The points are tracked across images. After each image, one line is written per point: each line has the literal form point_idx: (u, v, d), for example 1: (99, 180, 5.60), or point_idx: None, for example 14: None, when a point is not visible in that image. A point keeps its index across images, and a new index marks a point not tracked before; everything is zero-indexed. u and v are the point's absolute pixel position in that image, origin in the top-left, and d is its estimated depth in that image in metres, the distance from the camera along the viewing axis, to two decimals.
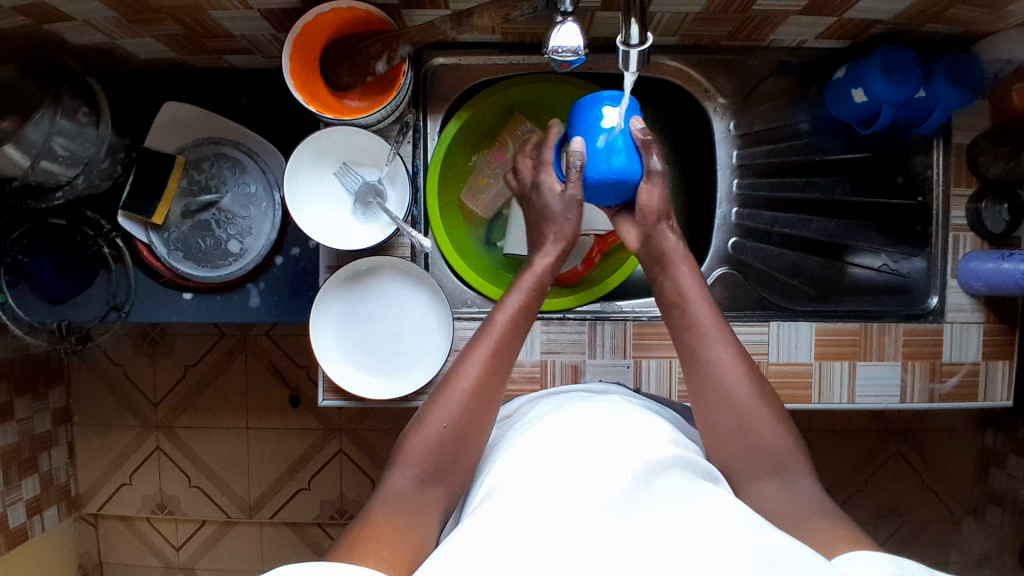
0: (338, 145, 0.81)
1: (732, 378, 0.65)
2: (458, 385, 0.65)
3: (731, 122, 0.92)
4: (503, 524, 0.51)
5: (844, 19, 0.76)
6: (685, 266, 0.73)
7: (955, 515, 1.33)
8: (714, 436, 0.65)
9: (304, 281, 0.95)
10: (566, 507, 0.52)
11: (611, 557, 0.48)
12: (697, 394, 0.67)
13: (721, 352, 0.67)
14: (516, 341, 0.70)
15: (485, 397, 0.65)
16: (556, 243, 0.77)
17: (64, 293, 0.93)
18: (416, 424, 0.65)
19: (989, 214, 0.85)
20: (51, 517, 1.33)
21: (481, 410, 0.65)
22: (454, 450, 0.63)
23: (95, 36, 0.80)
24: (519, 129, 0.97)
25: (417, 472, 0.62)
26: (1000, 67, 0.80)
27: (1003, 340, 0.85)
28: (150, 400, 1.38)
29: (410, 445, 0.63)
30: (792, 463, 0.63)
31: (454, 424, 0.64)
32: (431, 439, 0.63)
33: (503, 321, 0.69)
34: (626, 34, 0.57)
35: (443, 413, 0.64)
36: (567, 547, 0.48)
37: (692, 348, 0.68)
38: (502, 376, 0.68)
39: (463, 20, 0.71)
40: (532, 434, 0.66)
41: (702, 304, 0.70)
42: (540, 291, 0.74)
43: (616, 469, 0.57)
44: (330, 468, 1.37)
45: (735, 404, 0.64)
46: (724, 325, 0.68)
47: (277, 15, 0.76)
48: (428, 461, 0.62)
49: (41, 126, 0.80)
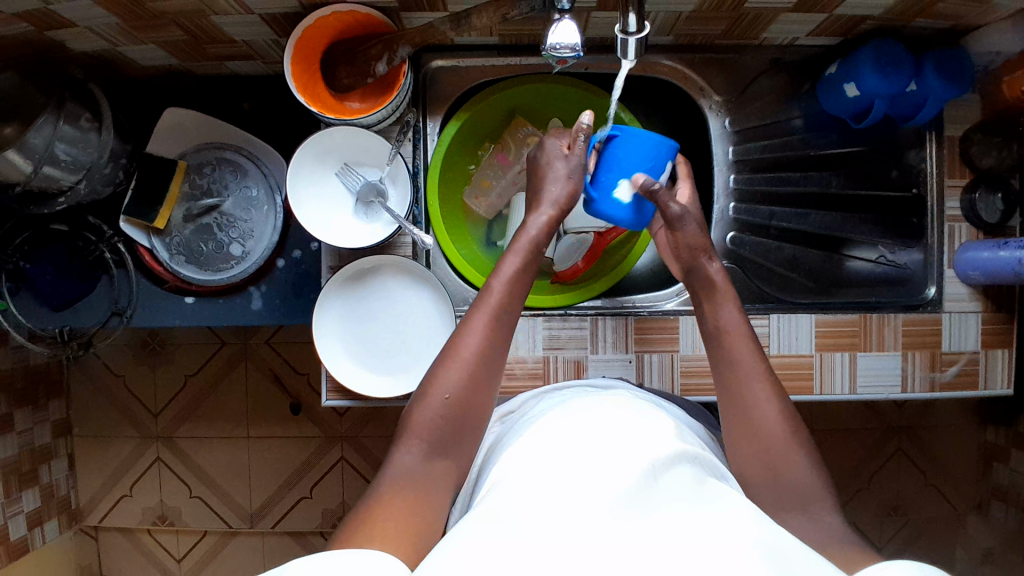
0: (339, 146, 0.82)
1: (764, 415, 0.65)
2: (459, 355, 0.65)
3: (727, 119, 0.93)
4: (505, 517, 0.52)
5: (834, 15, 0.77)
6: (734, 308, 0.72)
7: (959, 512, 1.32)
8: (749, 462, 0.65)
9: (306, 283, 0.96)
10: (583, 493, 0.53)
11: (629, 557, 0.48)
12: (733, 422, 0.67)
13: (756, 388, 0.67)
14: (513, 306, 0.70)
15: (485, 369, 0.66)
16: (548, 210, 0.76)
17: (66, 300, 0.94)
18: (418, 396, 0.65)
19: (984, 204, 0.86)
20: (51, 530, 1.32)
21: (483, 378, 0.65)
22: (460, 425, 0.64)
23: (98, 43, 0.81)
24: (520, 132, 0.98)
25: (433, 455, 0.63)
26: (993, 58, 0.82)
27: (1000, 329, 0.86)
28: (150, 411, 1.37)
29: (416, 419, 0.63)
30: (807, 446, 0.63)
31: (456, 394, 0.64)
32: (435, 412, 0.63)
33: (498, 287, 0.69)
34: (624, 23, 0.58)
35: (446, 384, 0.64)
36: (572, 529, 0.50)
37: (732, 379, 0.68)
38: (503, 347, 0.68)
39: (462, 20, 0.72)
40: (537, 428, 0.66)
41: (746, 347, 0.69)
42: (534, 257, 0.73)
43: (625, 465, 0.56)
44: (332, 475, 1.36)
45: (766, 436, 0.64)
46: (761, 362, 0.68)
47: (278, 20, 0.77)
48: (433, 435, 0.63)
49: (44, 132, 0.80)
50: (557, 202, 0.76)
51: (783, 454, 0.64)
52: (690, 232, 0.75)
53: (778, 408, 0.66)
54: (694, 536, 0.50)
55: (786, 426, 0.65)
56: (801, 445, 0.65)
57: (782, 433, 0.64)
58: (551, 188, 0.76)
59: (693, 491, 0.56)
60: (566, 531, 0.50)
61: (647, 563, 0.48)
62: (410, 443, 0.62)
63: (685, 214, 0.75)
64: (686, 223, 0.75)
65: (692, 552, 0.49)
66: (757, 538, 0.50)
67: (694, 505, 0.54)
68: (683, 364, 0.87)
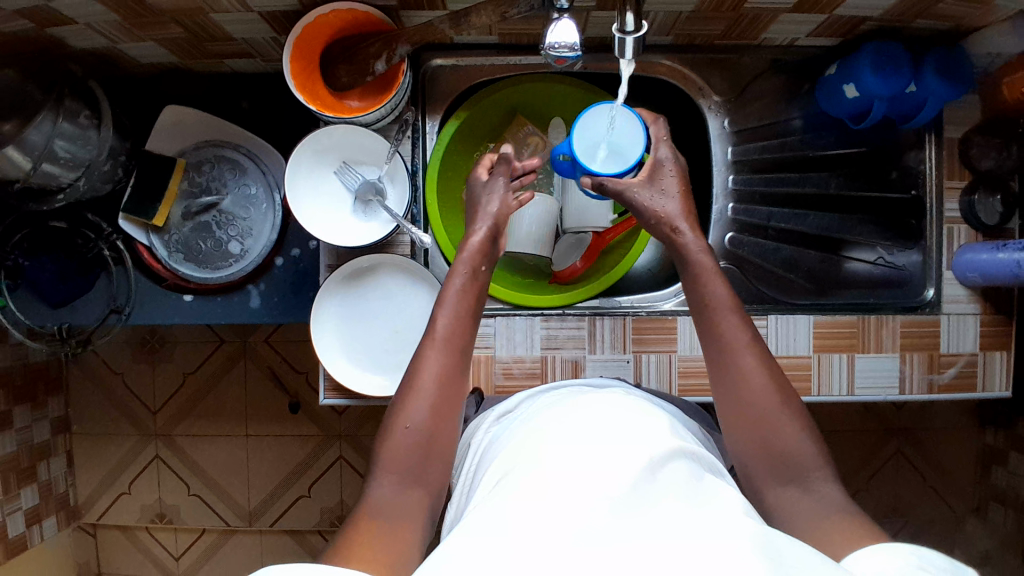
0: (338, 144, 0.82)
1: (754, 384, 0.65)
2: (416, 386, 0.66)
3: (726, 119, 0.93)
4: (491, 522, 0.52)
5: (834, 15, 0.77)
6: (717, 280, 0.70)
7: (957, 514, 1.32)
8: (753, 461, 0.64)
9: (304, 281, 0.96)
10: (559, 496, 0.53)
11: (623, 550, 0.48)
12: (724, 397, 0.66)
13: (749, 360, 0.66)
14: (463, 329, 0.71)
15: (444, 394, 0.66)
16: (484, 227, 0.78)
17: (66, 297, 0.94)
18: (384, 429, 0.65)
19: (983, 206, 0.86)
20: (50, 528, 1.32)
21: (443, 404, 0.66)
22: (428, 451, 0.64)
23: (97, 40, 0.82)
24: (522, 132, 0.99)
25: (405, 486, 0.62)
26: (991, 60, 0.81)
27: (999, 332, 0.86)
28: (148, 408, 1.38)
29: (386, 452, 0.63)
30: (808, 444, 0.63)
31: (419, 424, 0.64)
32: (403, 444, 0.63)
33: (444, 313, 0.70)
34: (621, 22, 0.58)
35: (406, 417, 0.64)
36: (548, 535, 0.49)
37: (720, 356, 0.67)
38: (459, 369, 0.69)
39: (461, 19, 0.72)
40: (520, 435, 0.66)
41: (733, 319, 0.68)
42: (480, 276, 0.75)
43: (602, 466, 0.56)
44: (330, 473, 1.36)
45: (756, 409, 0.64)
46: (748, 330, 0.67)
47: (277, 18, 0.77)
48: (402, 465, 0.63)
49: (43, 129, 0.81)
50: (488, 216, 0.79)
51: (774, 426, 0.63)
52: (646, 211, 0.76)
53: (767, 376, 0.65)
54: (690, 532, 0.50)
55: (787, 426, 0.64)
56: (793, 414, 0.64)
57: (772, 411, 0.64)
58: (483, 210, 0.80)
59: (690, 488, 0.56)
60: (543, 533, 0.50)
61: (641, 556, 0.48)
62: (382, 475, 0.62)
63: (633, 196, 0.76)
64: (638, 202, 0.76)
65: (685, 544, 0.49)
66: (751, 532, 0.50)
67: (689, 502, 0.54)
68: (681, 365, 0.87)
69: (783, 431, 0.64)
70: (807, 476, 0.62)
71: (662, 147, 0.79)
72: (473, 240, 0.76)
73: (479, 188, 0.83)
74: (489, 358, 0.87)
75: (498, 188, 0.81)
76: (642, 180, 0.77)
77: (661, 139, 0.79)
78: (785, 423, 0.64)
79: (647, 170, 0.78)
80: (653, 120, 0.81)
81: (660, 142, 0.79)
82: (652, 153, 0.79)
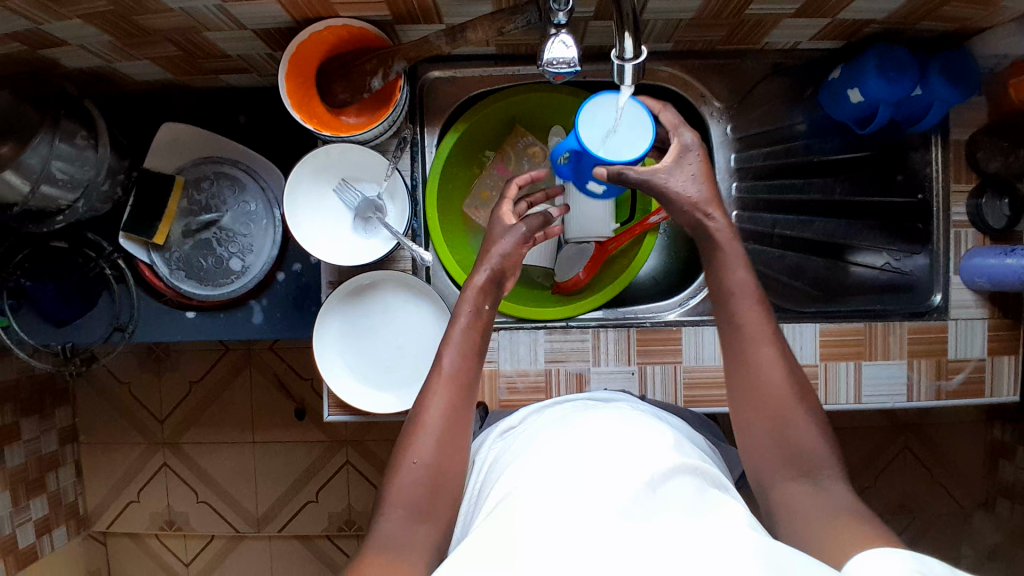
0: (335, 163, 0.81)
1: (781, 402, 0.64)
2: (422, 421, 0.66)
3: (728, 126, 0.91)
4: (485, 542, 0.52)
5: (837, 19, 0.76)
6: (740, 267, 0.69)
7: (965, 508, 1.32)
8: (768, 480, 0.63)
9: (306, 297, 0.95)
10: (563, 517, 0.53)
11: (624, 559, 0.49)
12: (742, 401, 0.66)
13: (775, 377, 0.65)
14: (469, 366, 0.70)
15: (452, 430, 0.66)
16: (489, 267, 0.75)
17: (68, 316, 0.94)
18: (393, 463, 0.65)
19: (990, 209, 0.85)
20: (61, 537, 1.33)
21: (451, 440, 0.65)
22: (438, 486, 0.63)
23: (91, 60, 0.81)
24: (520, 142, 0.98)
25: (414, 520, 0.62)
26: (998, 61, 0.79)
27: (1008, 336, 0.85)
28: (155, 417, 1.38)
29: (396, 484, 0.63)
30: (818, 458, 0.63)
31: (427, 460, 0.64)
32: (410, 478, 0.63)
33: (450, 351, 0.70)
34: (620, 49, 0.57)
35: (414, 453, 0.64)
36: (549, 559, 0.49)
37: (739, 357, 0.66)
38: (467, 405, 0.68)
39: (457, 34, 0.70)
40: (524, 454, 0.65)
41: (749, 307, 0.67)
42: (486, 311, 0.74)
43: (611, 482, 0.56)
44: (337, 480, 1.37)
45: (772, 415, 0.64)
46: (767, 323, 0.67)
47: (271, 34, 0.76)
48: (415, 499, 0.62)
49: (40, 151, 0.80)
50: (501, 258, 0.75)
51: (780, 420, 0.64)
52: (678, 197, 0.71)
53: (786, 372, 0.65)
54: (693, 546, 0.50)
55: (804, 448, 0.63)
56: (805, 413, 0.64)
57: (788, 419, 0.64)
58: (497, 246, 0.76)
59: (690, 503, 0.56)
60: (541, 562, 0.49)
61: (642, 563, 0.49)
62: (394, 510, 0.62)
63: (662, 182, 0.71)
64: (669, 189, 0.71)
65: (689, 560, 0.49)
66: (753, 545, 0.50)
67: (693, 516, 0.54)
68: (687, 376, 0.87)
69: (791, 444, 0.63)
70: (818, 492, 0.61)
71: (683, 131, 0.73)
72: (478, 278, 0.74)
73: (501, 229, 0.78)
74: (494, 373, 0.87)
75: (514, 233, 0.77)
76: (669, 162, 0.72)
77: (677, 124, 0.73)
78: (787, 421, 0.63)
79: (672, 153, 0.72)
80: (660, 108, 0.74)
81: (679, 127, 0.73)
82: (674, 139, 0.73)
